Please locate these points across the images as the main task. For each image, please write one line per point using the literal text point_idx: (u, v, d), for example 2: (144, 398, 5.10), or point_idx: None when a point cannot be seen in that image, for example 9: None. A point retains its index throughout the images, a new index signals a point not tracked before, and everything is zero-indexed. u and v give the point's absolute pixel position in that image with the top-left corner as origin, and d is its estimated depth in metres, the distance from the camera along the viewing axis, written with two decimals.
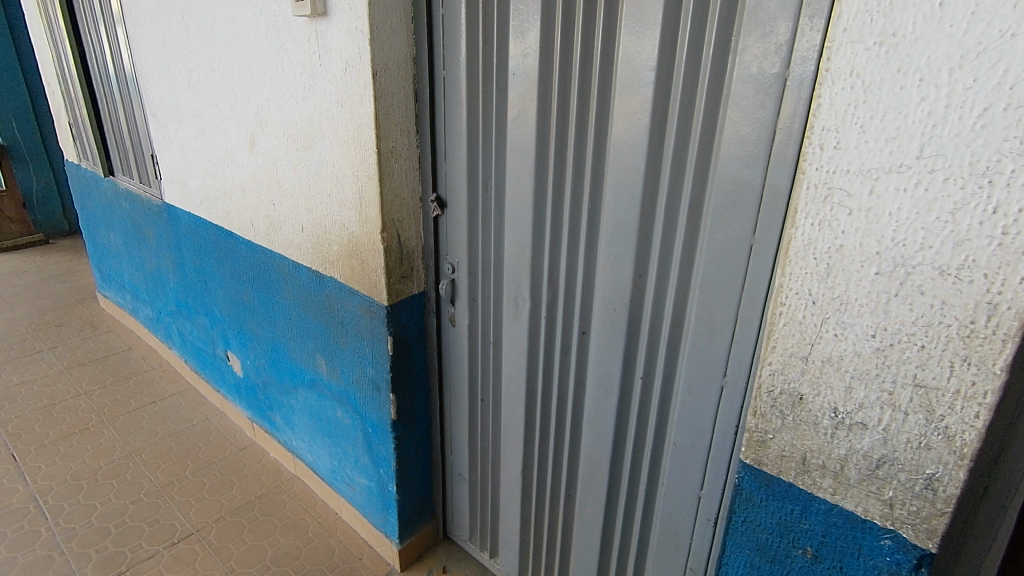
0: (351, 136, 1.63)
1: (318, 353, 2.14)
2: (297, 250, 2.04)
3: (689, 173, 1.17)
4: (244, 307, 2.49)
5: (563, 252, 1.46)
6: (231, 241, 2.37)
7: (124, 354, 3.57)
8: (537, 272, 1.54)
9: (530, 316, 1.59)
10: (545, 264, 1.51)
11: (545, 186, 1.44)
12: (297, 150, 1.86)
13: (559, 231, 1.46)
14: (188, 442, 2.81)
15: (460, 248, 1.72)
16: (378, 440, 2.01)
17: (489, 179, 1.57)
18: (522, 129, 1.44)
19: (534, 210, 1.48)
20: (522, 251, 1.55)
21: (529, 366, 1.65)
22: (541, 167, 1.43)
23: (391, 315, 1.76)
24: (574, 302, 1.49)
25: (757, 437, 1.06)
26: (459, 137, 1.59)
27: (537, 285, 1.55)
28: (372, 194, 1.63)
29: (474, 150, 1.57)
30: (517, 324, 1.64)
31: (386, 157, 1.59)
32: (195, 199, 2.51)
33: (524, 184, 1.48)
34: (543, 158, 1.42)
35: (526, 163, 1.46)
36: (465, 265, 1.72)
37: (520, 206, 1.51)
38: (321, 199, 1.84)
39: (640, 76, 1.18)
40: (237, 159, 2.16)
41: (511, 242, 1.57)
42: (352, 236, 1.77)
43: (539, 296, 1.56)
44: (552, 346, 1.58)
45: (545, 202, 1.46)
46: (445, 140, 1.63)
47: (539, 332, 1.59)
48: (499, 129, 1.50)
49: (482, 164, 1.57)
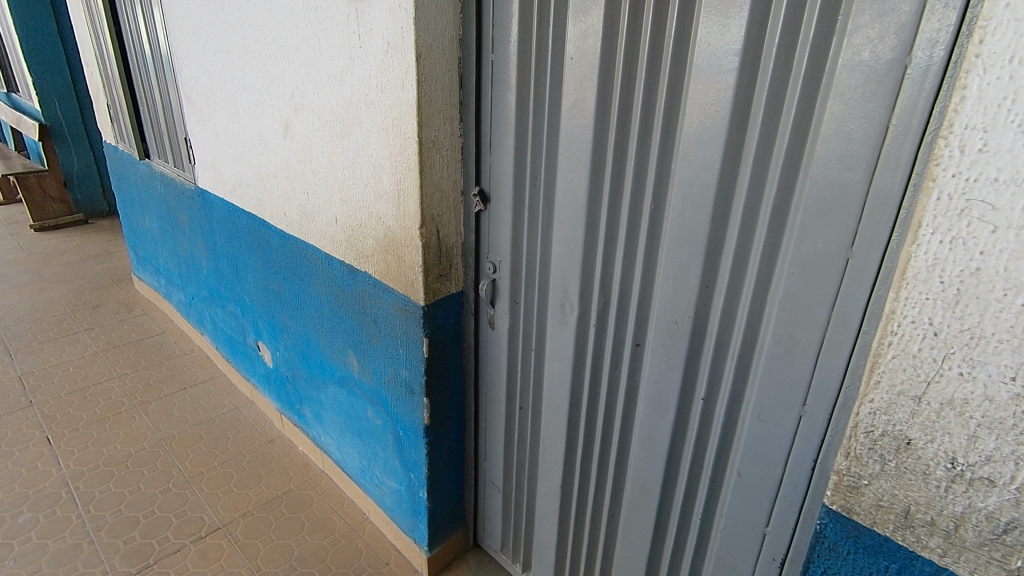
0: (390, 124, 1.52)
1: (350, 350, 2.06)
2: (330, 243, 1.95)
3: (774, 174, 1.03)
4: (276, 298, 2.43)
5: (618, 257, 1.34)
6: (264, 230, 2.31)
7: (157, 337, 3.57)
8: (588, 277, 1.41)
9: (577, 325, 1.47)
10: (597, 269, 1.39)
11: (601, 183, 1.31)
12: (333, 138, 1.76)
13: (614, 234, 1.33)
14: (218, 431, 2.78)
15: (503, 246, 1.60)
16: (409, 444, 1.92)
17: (538, 173, 1.45)
18: (577, 120, 1.31)
19: (587, 209, 1.35)
20: (572, 254, 1.42)
21: (574, 377, 1.53)
22: (598, 162, 1.30)
23: (427, 315, 1.66)
24: (628, 312, 1.36)
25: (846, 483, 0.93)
26: (506, 127, 1.46)
27: (587, 291, 1.43)
28: (412, 187, 1.52)
29: (522, 142, 1.45)
30: (564, 333, 1.52)
31: (427, 148, 1.48)
32: (228, 184, 2.45)
33: (578, 181, 1.35)
34: (600, 152, 1.29)
35: (581, 157, 1.33)
36: (508, 266, 1.61)
37: (572, 205, 1.38)
38: (357, 191, 1.74)
39: (721, 62, 1.04)
40: (271, 145, 2.08)
41: (560, 244, 1.45)
42: (389, 230, 1.67)
43: (589, 303, 1.44)
44: (601, 356, 1.46)
45: (600, 202, 1.33)
46: (491, 130, 1.51)
47: (587, 341, 1.47)
48: (550, 119, 1.37)
49: (530, 157, 1.44)
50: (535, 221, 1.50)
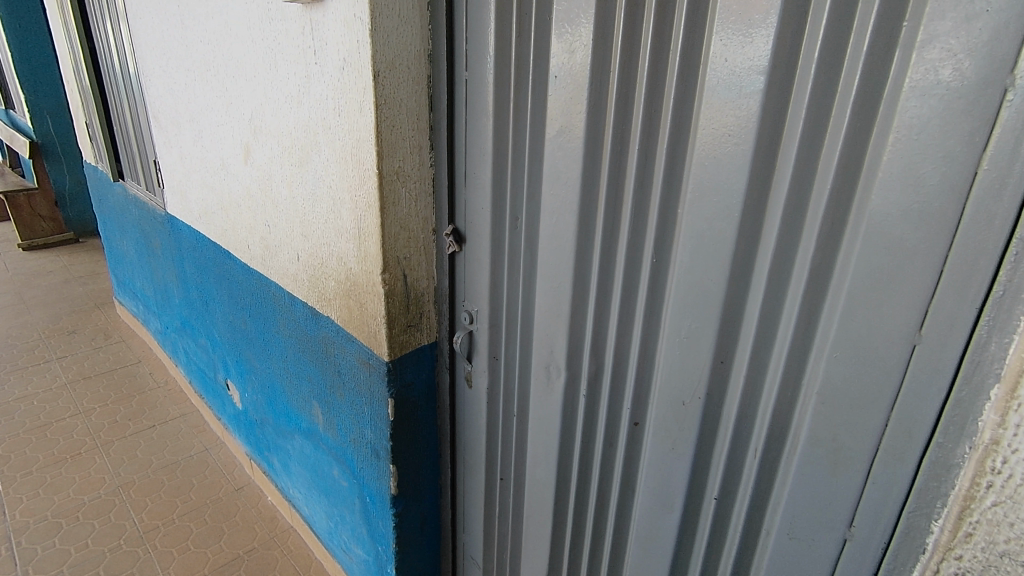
0: (349, 152, 1.30)
1: (316, 401, 1.83)
2: (293, 282, 1.73)
3: (811, 229, 0.79)
4: (242, 336, 2.22)
5: (613, 316, 1.10)
6: (229, 262, 2.10)
7: (131, 367, 3.37)
8: (578, 337, 1.17)
9: (565, 392, 1.23)
10: (588, 329, 1.15)
11: (593, 229, 1.08)
12: (292, 166, 1.55)
13: (609, 289, 1.09)
14: (182, 477, 2.55)
15: (480, 295, 1.36)
16: (377, 513, 1.68)
17: (520, 212, 1.22)
18: (564, 151, 1.08)
19: (575, 258, 1.12)
20: (558, 310, 1.19)
21: (562, 452, 1.29)
22: (588, 202, 1.07)
23: (392, 372, 1.43)
24: (625, 382, 1.12)
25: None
26: (483, 157, 1.24)
27: (577, 354, 1.19)
28: (372, 226, 1.30)
29: (501, 175, 1.22)
30: (550, 400, 1.27)
31: (389, 181, 1.26)
32: (194, 212, 2.25)
33: (565, 224, 1.12)
34: (592, 191, 1.06)
35: (569, 196, 1.09)
36: (486, 317, 1.37)
37: (559, 251, 1.15)
38: (318, 226, 1.52)
39: (742, 82, 0.80)
40: (232, 170, 1.87)
41: (545, 297, 1.21)
42: (350, 273, 1.44)
43: (578, 369, 1.20)
44: (591, 432, 1.22)
45: (592, 250, 1.10)
46: (466, 160, 1.28)
47: (577, 412, 1.23)
48: (534, 149, 1.14)
49: (510, 193, 1.22)
50: (517, 267, 1.27)
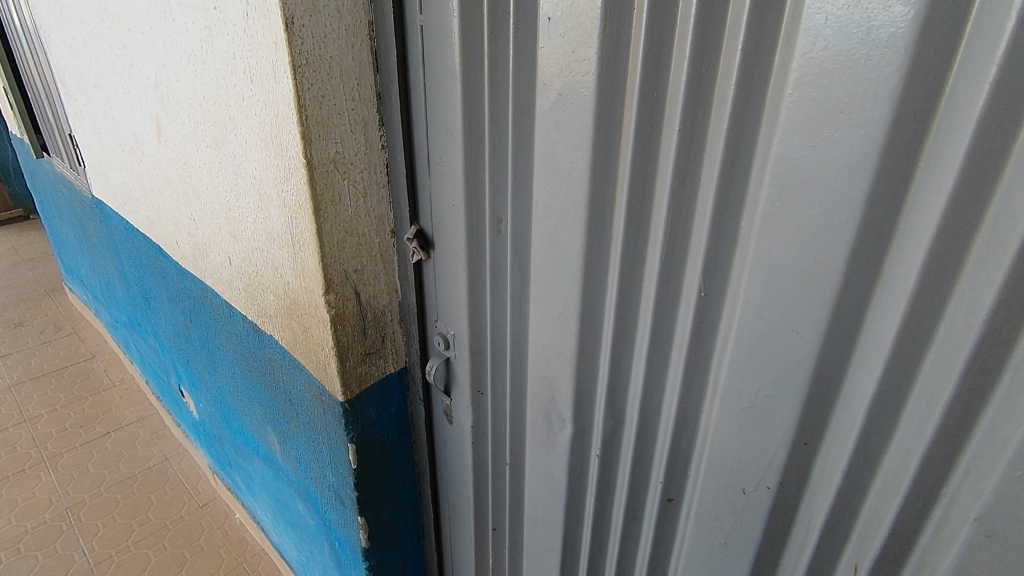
0: (268, 133, 0.96)
1: (270, 427, 1.54)
2: (229, 290, 1.40)
3: (987, 270, 0.47)
4: (187, 342, 1.90)
5: (638, 360, 0.79)
6: (162, 259, 1.76)
7: (85, 363, 3.06)
8: (588, 381, 0.87)
9: (571, 448, 0.94)
10: (603, 372, 0.84)
11: (610, 241, 0.76)
12: (207, 147, 1.19)
13: (632, 324, 0.78)
14: (139, 495, 2.28)
15: (456, 315, 1.05)
16: (348, 559, 1.41)
17: (504, 212, 0.89)
18: (564, 130, 0.74)
19: (583, 282, 0.80)
20: (562, 344, 0.88)
21: (567, 517, 1.01)
22: (600, 204, 0.74)
23: (350, 412, 1.13)
24: (654, 444, 0.82)
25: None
26: (449, 136, 0.89)
27: (587, 402, 0.89)
28: (306, 233, 0.97)
29: (474, 160, 0.88)
30: (551, 453, 0.98)
31: (323, 172, 0.92)
32: (118, 197, 1.89)
33: (567, 233, 0.79)
34: (606, 188, 0.73)
35: (572, 194, 0.76)
36: (465, 342, 1.06)
37: (560, 269, 0.82)
38: (246, 225, 1.18)
39: (873, 21, 0.47)
40: (147, 150, 1.51)
41: (542, 327, 0.90)
42: (289, 289, 1.12)
43: (590, 421, 0.90)
44: (607, 498, 0.93)
45: (609, 270, 0.78)
46: (428, 141, 0.94)
47: (586, 472, 0.94)
48: (520, 127, 0.80)
49: (489, 186, 0.88)
50: (503, 283, 0.95)
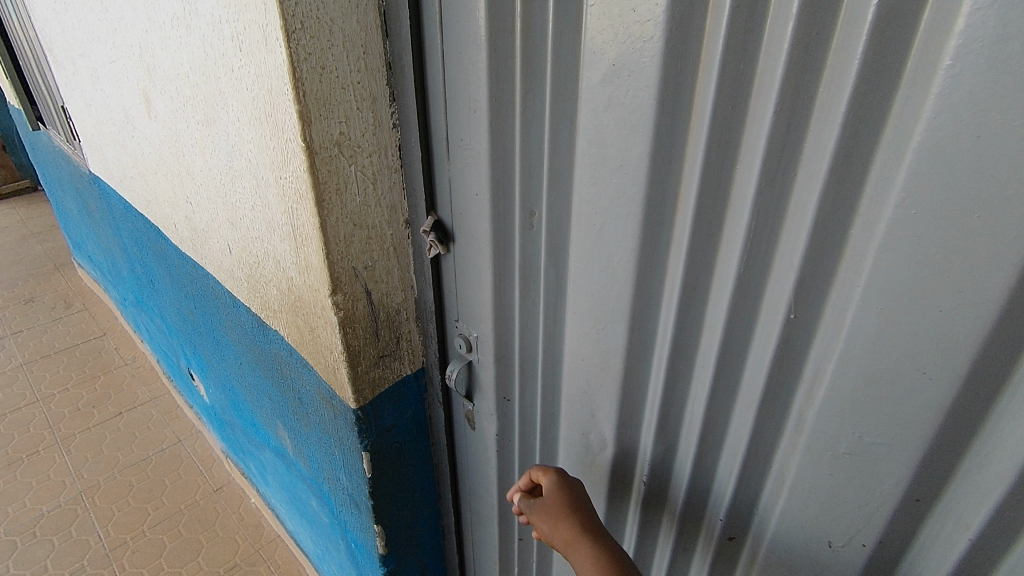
0: (262, 111, 0.82)
1: (280, 421, 1.45)
2: (230, 280, 1.29)
3: None
4: (193, 328, 1.81)
5: (699, 383, 0.67)
6: (162, 241, 1.66)
7: (96, 341, 3.01)
8: (636, 400, 0.76)
9: (615, 467, 0.84)
10: (655, 393, 0.73)
11: (670, 245, 0.63)
12: (198, 124, 1.06)
13: (694, 342, 0.66)
14: (153, 478, 2.24)
15: (480, 317, 0.93)
16: (365, 561, 1.34)
17: (538, 205, 0.75)
18: (615, 111, 0.60)
19: (635, 292, 0.67)
20: (605, 359, 0.76)
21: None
22: (660, 201, 0.61)
23: (364, 419, 1.03)
24: (713, 476, 0.72)
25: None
26: (472, 115, 0.75)
27: (634, 423, 0.78)
28: (309, 226, 0.84)
29: (503, 144, 0.74)
30: (588, 472, 0.88)
31: (326, 157, 0.79)
32: (114, 174, 1.77)
33: (616, 234, 0.66)
34: (668, 182, 0.59)
35: (624, 189, 0.63)
36: (490, 346, 0.94)
37: (605, 275, 0.70)
38: (245, 212, 1.06)
39: None
40: (137, 125, 1.38)
41: (582, 338, 0.78)
42: (293, 284, 1.00)
43: (638, 443, 0.79)
44: (653, 524, 0.83)
45: (667, 279, 0.65)
46: (446, 119, 0.80)
47: (631, 495, 0.84)
48: (560, 106, 0.67)
49: (520, 175, 0.75)
50: (535, 284, 0.83)
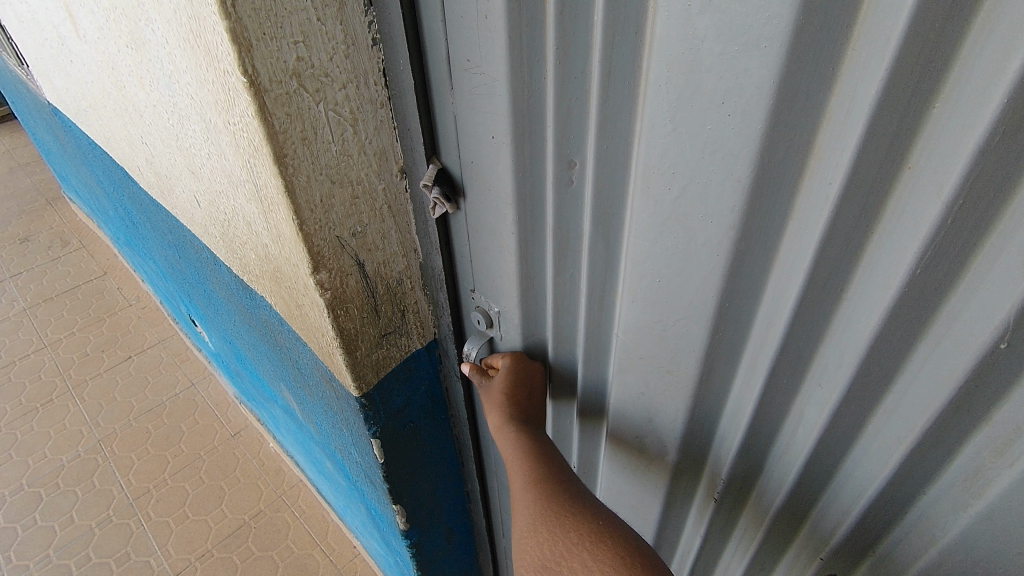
0: (189, 29, 0.59)
1: (282, 383, 1.32)
2: (206, 236, 1.10)
3: None
4: (183, 276, 1.64)
5: (814, 402, 0.49)
6: (131, 184, 1.45)
7: (97, 281, 2.88)
8: (713, 406, 0.59)
9: (676, 476, 0.68)
10: (743, 405, 0.55)
11: (791, 219, 0.42)
12: (128, 47, 0.82)
13: (812, 350, 0.47)
14: (169, 424, 2.18)
15: (502, 289, 0.74)
16: (386, 528, 1.25)
17: (581, 153, 0.54)
18: (720, 12, 0.36)
19: (731, 285, 0.48)
20: (672, 357, 0.58)
21: (658, 540, 0.78)
22: (784, 154, 0.39)
23: (370, 405, 0.87)
24: (817, 507, 0.56)
25: (548, 522, 0.59)
26: (482, 23, 0.52)
27: (708, 430, 0.61)
28: (272, 188, 0.63)
29: (529, 65, 0.51)
30: (641, 475, 0.73)
31: (281, 94, 0.57)
32: (68, 106, 1.53)
33: (703, 202, 0.45)
34: (803, 125, 0.38)
35: (722, 137, 0.41)
36: (517, 323, 0.76)
37: (681, 256, 0.50)
38: (201, 161, 0.85)
39: None
40: (71, 48, 1.13)
41: (640, 332, 0.59)
42: (268, 252, 0.81)
43: (711, 453, 0.62)
44: (724, 535, 0.69)
45: (780, 266, 0.45)
46: (447, 30, 0.57)
47: (695, 504, 0.69)
48: (620, 1, 0.43)
49: (555, 111, 0.52)
50: (575, 257, 0.62)
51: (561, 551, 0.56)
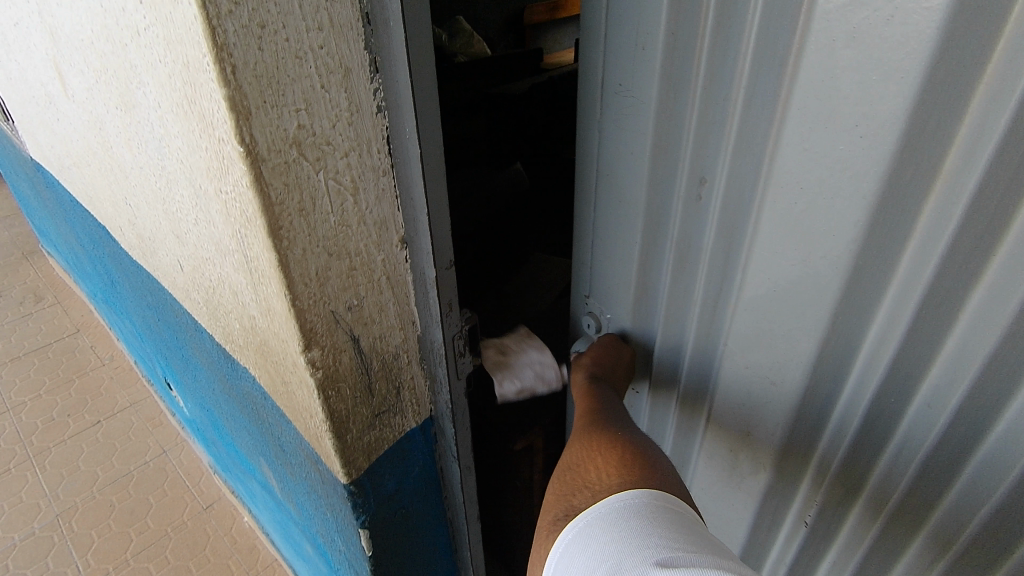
0: (183, 96, 0.56)
1: (261, 456, 1.22)
2: (187, 301, 1.04)
3: None
4: (160, 338, 1.57)
5: (933, 408, 0.53)
6: (113, 244, 1.40)
7: (72, 338, 2.77)
8: (819, 418, 0.61)
9: (769, 492, 0.70)
10: (848, 415, 0.59)
11: (917, 233, 0.47)
12: (117, 109, 0.78)
13: (932, 355, 0.51)
14: (136, 496, 2.03)
15: (616, 295, 0.77)
16: None
17: (714, 171, 0.59)
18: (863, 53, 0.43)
19: (846, 300, 0.53)
20: (776, 369, 0.61)
21: (745, 558, 0.78)
22: (911, 176, 0.45)
23: (359, 492, 0.80)
24: (924, 510, 0.58)
25: (583, 435, 0.66)
26: (640, 50, 0.59)
27: (810, 444, 0.63)
28: (263, 261, 0.59)
29: (675, 89, 0.58)
30: (732, 489, 0.74)
31: (280, 163, 0.53)
32: (53, 162, 1.49)
33: (828, 216, 0.50)
34: (932, 150, 0.43)
35: (851, 156, 0.47)
36: (624, 331, 0.79)
37: (800, 268, 0.54)
38: (187, 226, 0.80)
39: None
40: (59, 107, 1.09)
41: (749, 344, 0.63)
42: (254, 325, 0.75)
43: (811, 466, 0.64)
44: (821, 549, 0.70)
45: (901, 279, 0.50)
46: (605, 56, 0.64)
47: (789, 520, 0.71)
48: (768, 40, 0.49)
49: (695, 129, 0.58)
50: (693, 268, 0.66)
51: (582, 457, 0.63)
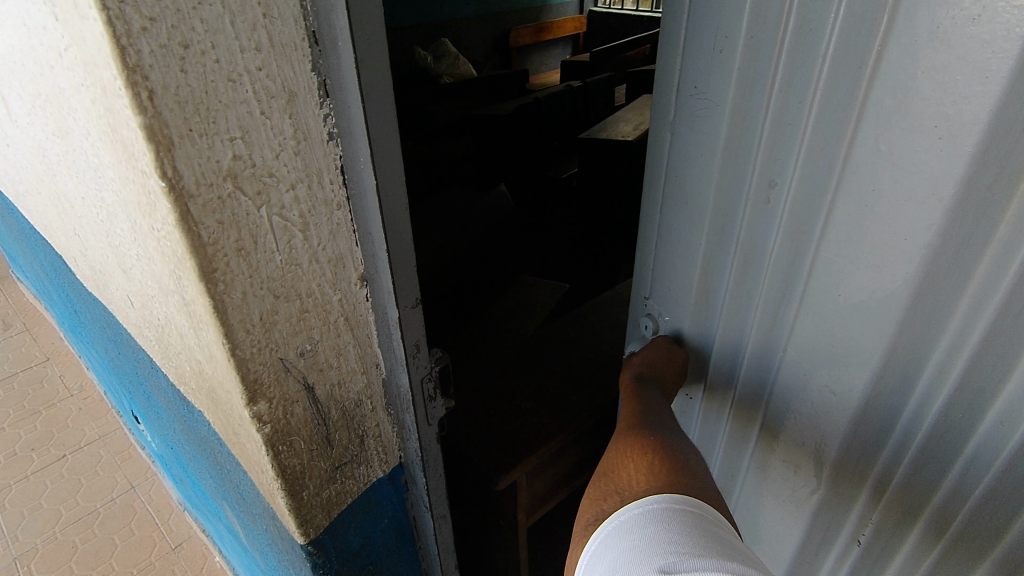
0: (107, 124, 0.50)
1: (224, 501, 1.14)
2: (141, 338, 0.97)
3: None
4: (124, 372, 1.49)
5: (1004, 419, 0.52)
6: (72, 274, 1.33)
7: (41, 366, 2.67)
8: (880, 431, 0.60)
9: (825, 502, 0.68)
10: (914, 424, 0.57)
11: (995, 240, 0.47)
12: (54, 135, 0.72)
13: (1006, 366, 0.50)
14: (100, 536, 1.92)
15: (675, 298, 0.74)
16: None
17: (785, 174, 0.57)
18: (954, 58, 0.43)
19: (917, 308, 0.52)
20: (837, 379, 0.60)
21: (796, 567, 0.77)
22: (994, 183, 0.45)
23: (319, 552, 0.73)
24: (996, 523, 0.57)
25: (616, 438, 0.64)
26: (716, 53, 0.57)
27: (871, 458, 0.62)
28: (198, 307, 0.52)
29: (747, 93, 0.56)
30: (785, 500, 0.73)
31: (212, 199, 0.47)
32: (9, 189, 1.41)
33: (905, 223, 0.49)
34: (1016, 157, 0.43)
35: (930, 161, 0.46)
36: (680, 331, 0.75)
37: (873, 271, 0.53)
38: (132, 262, 0.73)
39: None
40: (7, 131, 1.03)
41: (812, 350, 0.61)
42: (201, 371, 0.68)
43: (871, 480, 0.63)
44: (881, 561, 0.69)
45: (975, 287, 0.49)
46: (682, 59, 0.61)
47: (845, 530, 0.69)
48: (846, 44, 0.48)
49: (768, 131, 0.56)
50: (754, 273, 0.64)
51: (613, 460, 0.61)
